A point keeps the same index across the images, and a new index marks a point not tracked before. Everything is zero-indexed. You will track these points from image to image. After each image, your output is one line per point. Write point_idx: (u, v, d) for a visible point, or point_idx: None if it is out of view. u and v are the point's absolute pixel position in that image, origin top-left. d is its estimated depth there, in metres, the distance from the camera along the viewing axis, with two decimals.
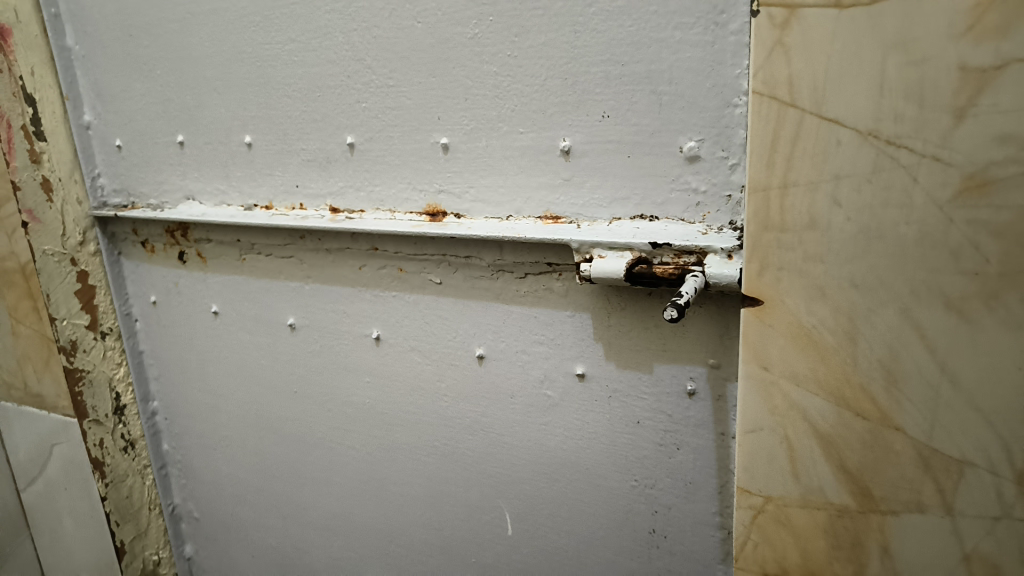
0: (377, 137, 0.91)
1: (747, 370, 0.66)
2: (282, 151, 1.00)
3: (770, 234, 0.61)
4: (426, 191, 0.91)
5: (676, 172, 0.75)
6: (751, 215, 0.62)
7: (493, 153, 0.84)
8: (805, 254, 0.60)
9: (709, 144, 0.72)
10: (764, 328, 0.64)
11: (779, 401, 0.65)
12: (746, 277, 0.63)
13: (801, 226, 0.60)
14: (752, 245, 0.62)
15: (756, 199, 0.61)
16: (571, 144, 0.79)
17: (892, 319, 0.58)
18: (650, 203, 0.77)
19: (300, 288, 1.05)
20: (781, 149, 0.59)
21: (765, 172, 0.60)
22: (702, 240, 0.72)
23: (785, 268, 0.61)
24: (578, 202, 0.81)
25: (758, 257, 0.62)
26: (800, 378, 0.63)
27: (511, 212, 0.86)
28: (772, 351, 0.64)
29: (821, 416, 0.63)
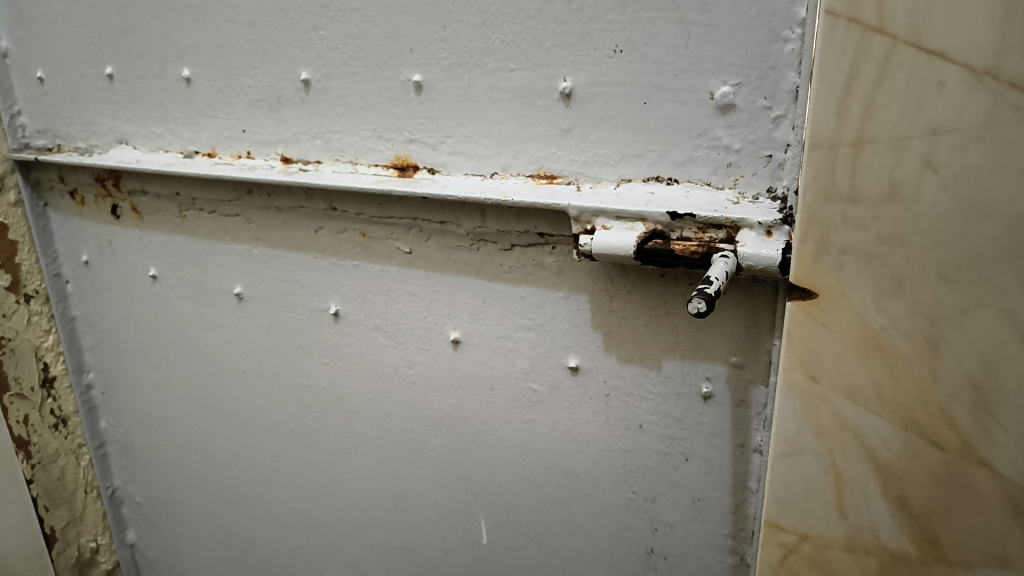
0: (336, 74, 0.75)
1: (787, 380, 0.52)
2: (226, 88, 0.84)
3: (833, 207, 0.47)
4: (394, 140, 0.75)
5: (704, 124, 0.60)
6: (809, 181, 0.47)
7: (476, 95, 0.69)
8: (879, 234, 0.45)
9: (748, 90, 0.57)
10: (815, 328, 0.49)
11: (828, 420, 0.50)
12: (796, 261, 0.49)
13: (876, 197, 0.45)
14: (807, 221, 0.48)
15: (818, 159, 0.46)
16: (573, 87, 0.64)
17: (992, 324, 0.44)
18: (670, 162, 0.62)
19: (248, 253, 0.90)
20: (859, 93, 0.44)
21: (833, 122, 0.45)
22: (735, 211, 0.58)
23: (850, 251, 0.47)
24: (579, 158, 0.66)
25: (815, 236, 0.48)
26: (858, 395, 0.49)
27: (496, 169, 0.71)
28: (823, 358, 0.50)
29: (881, 443, 0.49)
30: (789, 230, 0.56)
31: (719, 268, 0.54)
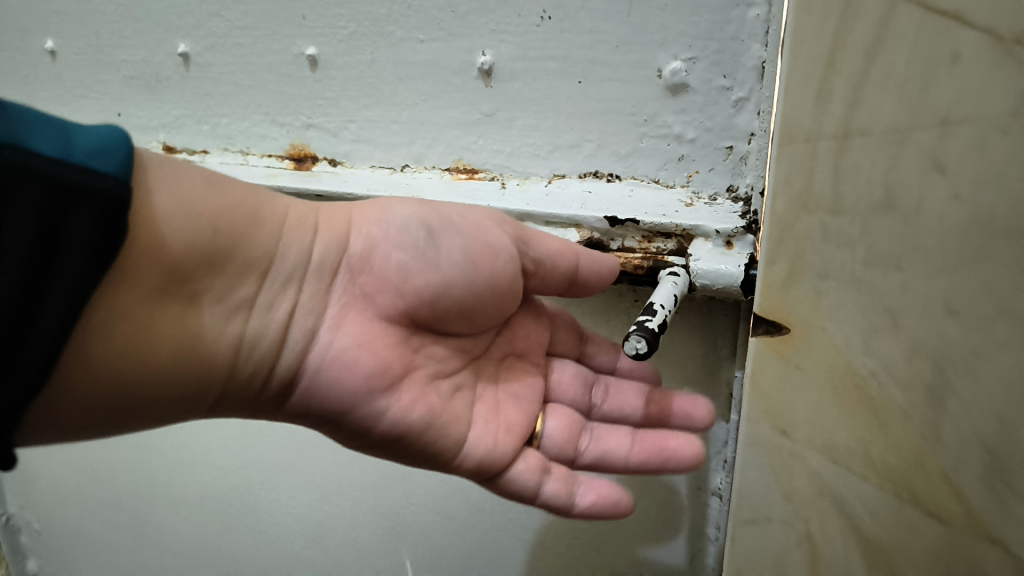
0: (218, 45, 0.63)
1: (753, 432, 0.42)
2: (95, 62, 0.70)
3: (812, 219, 0.37)
4: (289, 125, 0.63)
5: (651, 108, 0.49)
6: (780, 185, 0.38)
7: (382, 72, 0.57)
8: (868, 254, 0.36)
9: (704, 66, 0.46)
10: (788, 370, 0.40)
11: (802, 483, 0.41)
12: (765, 285, 0.40)
13: (866, 206, 0.35)
14: (778, 235, 0.39)
15: (793, 157, 0.37)
16: (494, 62, 0.52)
17: (1015, 371, 0.33)
18: (610, 154, 0.51)
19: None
20: (846, 70, 0.34)
21: (812, 109, 0.36)
22: (686, 216, 0.47)
23: (831, 276, 0.37)
24: (503, 149, 0.55)
25: (788, 255, 0.38)
26: (839, 454, 0.39)
27: (408, 160, 0.59)
28: (796, 404, 0.40)
29: (867, 513, 0.39)
30: (753, 239, 0.45)
31: (666, 289, 0.43)
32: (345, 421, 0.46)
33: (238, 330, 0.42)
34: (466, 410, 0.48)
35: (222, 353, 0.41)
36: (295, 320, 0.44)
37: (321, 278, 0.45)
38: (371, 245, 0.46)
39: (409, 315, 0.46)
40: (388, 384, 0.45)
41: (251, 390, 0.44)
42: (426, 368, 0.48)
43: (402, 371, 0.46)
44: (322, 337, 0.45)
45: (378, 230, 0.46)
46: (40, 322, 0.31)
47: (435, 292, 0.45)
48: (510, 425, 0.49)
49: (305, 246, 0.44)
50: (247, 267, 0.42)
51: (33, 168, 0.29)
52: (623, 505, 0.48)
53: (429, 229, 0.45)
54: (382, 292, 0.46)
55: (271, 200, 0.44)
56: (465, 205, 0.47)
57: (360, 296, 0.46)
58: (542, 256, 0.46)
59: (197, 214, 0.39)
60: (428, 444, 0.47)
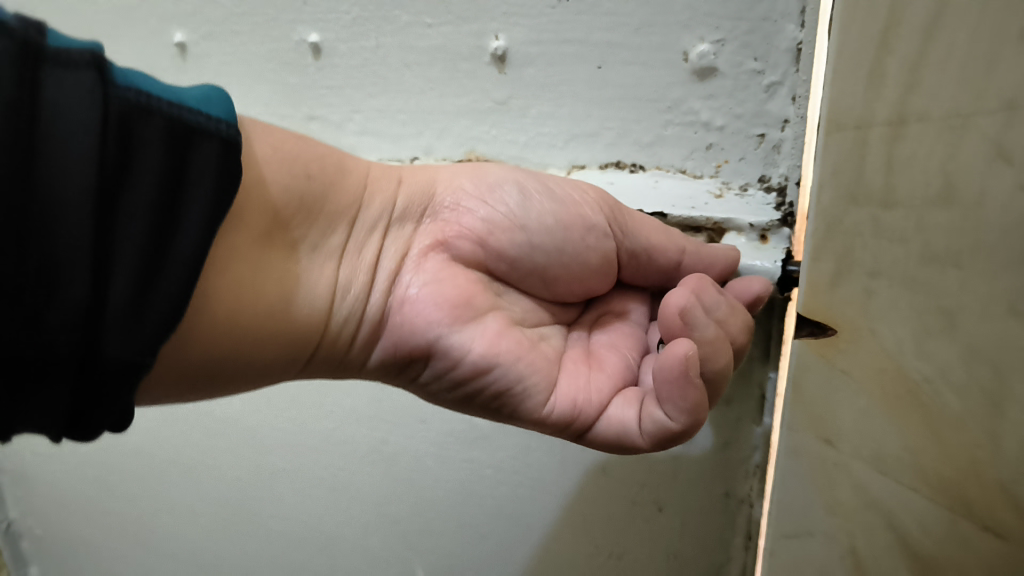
0: (215, 34, 0.60)
1: (796, 441, 0.40)
2: None
3: (864, 211, 0.35)
4: (290, 117, 0.60)
5: (676, 93, 0.46)
6: (829, 176, 0.35)
7: (388, 58, 0.54)
8: (923, 252, 0.32)
9: (733, 49, 0.43)
10: (836, 376, 0.37)
11: (847, 494, 0.38)
12: (810, 284, 0.38)
13: (922, 199, 0.32)
14: (826, 229, 0.36)
15: (840, 145, 0.34)
16: (507, 46, 0.49)
17: None
18: (633, 143, 0.48)
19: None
20: (901, 50, 0.31)
21: (863, 95, 0.33)
22: (717, 209, 0.44)
23: (881, 273, 0.34)
24: (518, 138, 0.52)
25: (835, 253, 0.36)
26: (889, 465, 0.36)
27: (416, 152, 0.56)
28: (843, 413, 0.37)
29: (917, 526, 0.35)
30: (789, 233, 0.42)
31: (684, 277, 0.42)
32: (423, 365, 0.40)
33: (328, 278, 0.39)
34: (554, 358, 0.41)
35: (314, 308, 0.38)
36: (382, 263, 0.41)
37: (404, 224, 0.42)
38: (456, 195, 0.42)
39: (490, 255, 0.41)
40: (470, 316, 0.39)
41: (339, 350, 0.40)
42: (511, 313, 0.42)
43: (482, 308, 0.40)
44: (403, 290, 0.40)
45: (471, 183, 0.42)
46: (174, 248, 0.29)
47: (521, 253, 0.41)
48: (602, 368, 0.41)
49: (387, 196, 0.41)
50: (338, 214, 0.39)
51: (156, 106, 0.28)
52: (664, 359, 0.34)
53: (523, 189, 0.42)
54: (464, 234, 0.41)
55: (352, 158, 0.42)
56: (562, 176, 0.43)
57: (441, 238, 0.41)
58: (643, 252, 0.42)
59: (291, 159, 0.37)
60: (509, 396, 0.40)
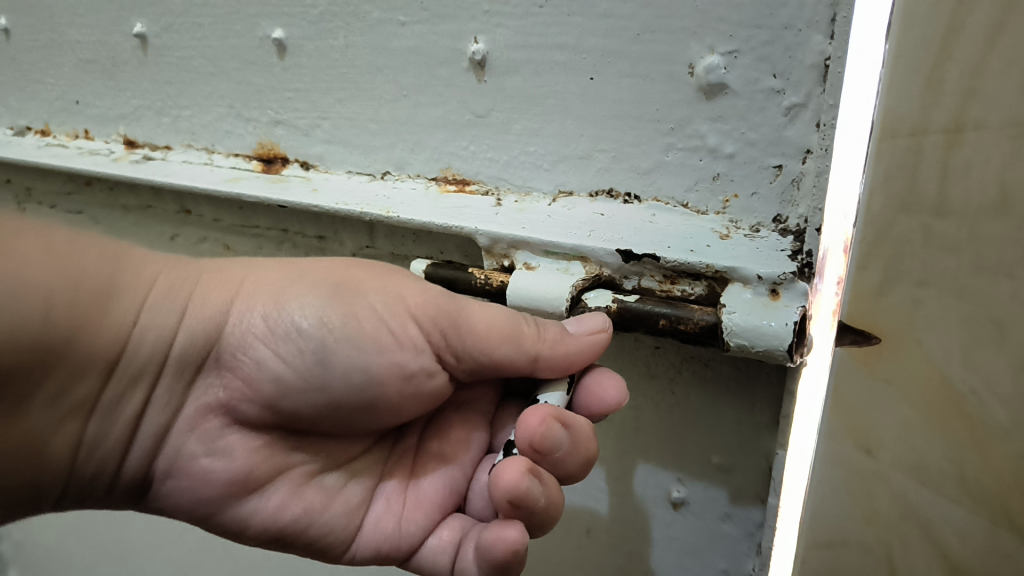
0: (177, 26, 0.54)
1: (836, 450, 0.50)
2: (52, 43, 0.62)
3: (913, 221, 0.42)
4: (255, 121, 0.54)
5: (680, 113, 0.39)
6: (880, 183, 0.41)
7: (357, 60, 0.47)
8: (972, 261, 0.41)
9: (747, 63, 0.36)
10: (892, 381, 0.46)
11: (884, 502, 0.50)
12: (857, 295, 0.44)
13: (974, 209, 0.40)
14: (873, 242, 0.43)
15: (892, 148, 0.40)
16: (487, 51, 0.43)
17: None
18: (628, 169, 0.41)
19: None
20: (960, 58, 0.38)
21: (918, 103, 0.39)
22: (720, 254, 0.37)
23: (931, 284, 0.43)
24: (499, 157, 0.45)
25: (883, 262, 0.43)
26: (929, 474, 0.47)
27: (388, 166, 0.49)
28: (882, 422, 0.48)
29: (952, 534, 0.47)
30: (807, 287, 0.35)
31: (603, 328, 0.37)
32: (210, 524, 0.46)
33: (73, 436, 0.41)
34: (360, 501, 0.47)
35: (61, 452, 0.41)
36: (148, 417, 0.43)
37: (180, 376, 0.43)
38: (243, 343, 0.42)
39: (279, 422, 0.44)
40: (254, 489, 0.45)
41: (105, 482, 0.44)
42: (306, 468, 0.46)
43: (278, 468, 0.45)
44: (178, 431, 0.44)
45: (263, 304, 0.42)
46: None
47: (315, 410, 0.43)
48: (416, 505, 0.46)
49: (166, 331, 0.41)
50: (85, 366, 0.39)
51: None
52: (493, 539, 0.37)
53: (319, 338, 0.41)
54: (248, 397, 0.43)
55: (145, 267, 0.41)
56: (384, 289, 0.41)
57: (224, 399, 0.43)
58: (489, 346, 0.39)
59: (25, 299, 0.36)
60: (307, 540, 0.46)
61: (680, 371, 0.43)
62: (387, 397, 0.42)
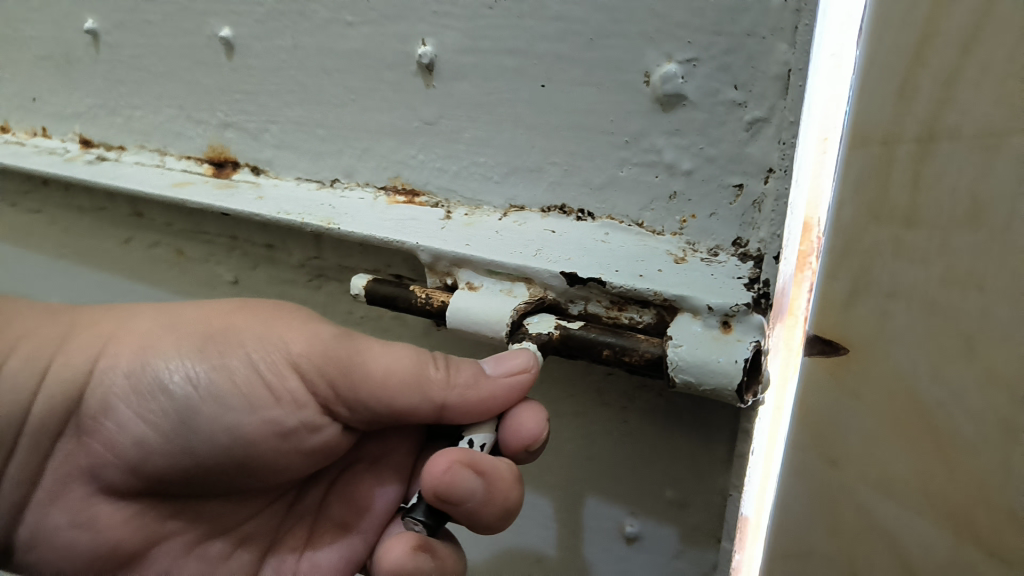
0: (128, 23, 0.52)
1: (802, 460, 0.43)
2: (9, 39, 0.60)
3: (884, 230, 0.36)
4: (205, 123, 0.51)
5: (634, 125, 0.36)
6: (850, 190, 0.37)
7: (305, 62, 0.45)
8: (944, 274, 0.34)
9: (706, 73, 0.33)
10: (843, 399, 0.40)
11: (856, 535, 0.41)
12: (824, 303, 0.40)
13: (949, 218, 0.33)
14: (841, 249, 0.38)
15: (858, 154, 0.36)
16: (434, 55, 0.40)
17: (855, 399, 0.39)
18: (581, 184, 0.38)
19: (49, 262, 0.65)
20: (934, 63, 0.32)
21: (888, 108, 0.34)
22: (669, 280, 0.33)
23: (900, 295, 0.36)
24: (448, 167, 0.42)
25: (852, 270, 0.38)
26: (896, 485, 0.38)
27: (337, 174, 0.47)
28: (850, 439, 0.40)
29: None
30: (763, 320, 0.32)
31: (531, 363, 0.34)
32: None
33: None
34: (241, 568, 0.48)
35: None
36: (10, 485, 0.45)
37: (44, 442, 0.44)
38: (104, 406, 0.43)
39: (147, 487, 0.45)
40: (126, 559, 0.46)
41: None
42: (179, 537, 0.47)
43: (152, 538, 0.47)
44: (41, 497, 0.45)
45: (127, 361, 0.43)
46: None
47: (182, 472, 0.44)
48: None
49: (31, 391, 0.43)
50: None
51: None
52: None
53: (180, 402, 0.42)
54: (112, 462, 0.44)
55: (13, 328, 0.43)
56: (257, 339, 0.41)
57: (86, 464, 0.45)
58: (388, 393, 0.38)
59: None
60: None
61: (632, 401, 0.40)
62: (258, 454, 0.43)
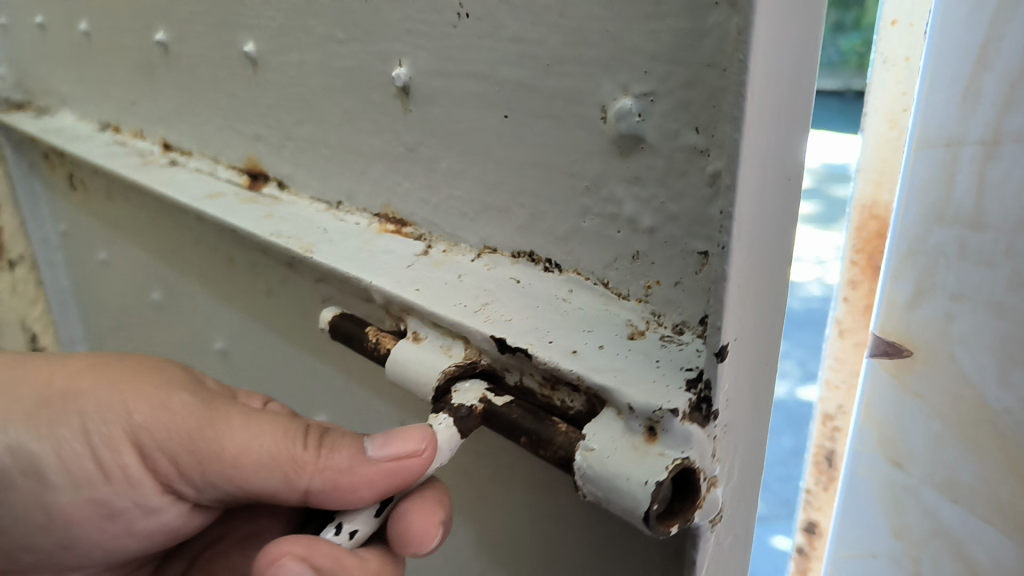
0: (186, 35, 0.53)
1: (884, 458, 0.60)
2: (115, 47, 0.65)
3: (948, 233, 0.48)
4: (243, 135, 0.52)
5: (594, 168, 0.30)
6: (918, 201, 0.51)
7: (310, 78, 0.43)
8: (1003, 281, 0.44)
9: (663, 112, 0.26)
10: (902, 399, 0.56)
11: (916, 512, 0.56)
12: (891, 304, 0.56)
13: (1004, 223, 0.43)
14: (907, 253, 0.53)
15: (931, 165, 0.49)
16: (409, 77, 0.36)
17: (938, 383, 0.51)
18: (547, 230, 0.33)
19: (151, 259, 0.71)
20: (990, 72, 0.42)
21: (954, 124, 0.46)
22: (599, 364, 0.27)
23: (960, 299, 0.48)
24: (428, 198, 0.38)
25: (918, 283, 0.52)
26: (951, 491, 0.51)
27: (340, 196, 0.44)
28: (912, 442, 0.55)
29: (980, 559, 0.50)
30: (703, 432, 0.25)
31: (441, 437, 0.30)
32: None
33: None
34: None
35: None
36: None
37: None
38: None
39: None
40: None
41: None
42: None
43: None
44: None
45: None
46: None
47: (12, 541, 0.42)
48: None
49: None
50: None
51: None
52: None
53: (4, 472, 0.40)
54: None
55: None
56: (87, 407, 0.39)
57: None
58: (242, 475, 0.35)
59: None
60: None
61: None
62: (102, 528, 0.42)
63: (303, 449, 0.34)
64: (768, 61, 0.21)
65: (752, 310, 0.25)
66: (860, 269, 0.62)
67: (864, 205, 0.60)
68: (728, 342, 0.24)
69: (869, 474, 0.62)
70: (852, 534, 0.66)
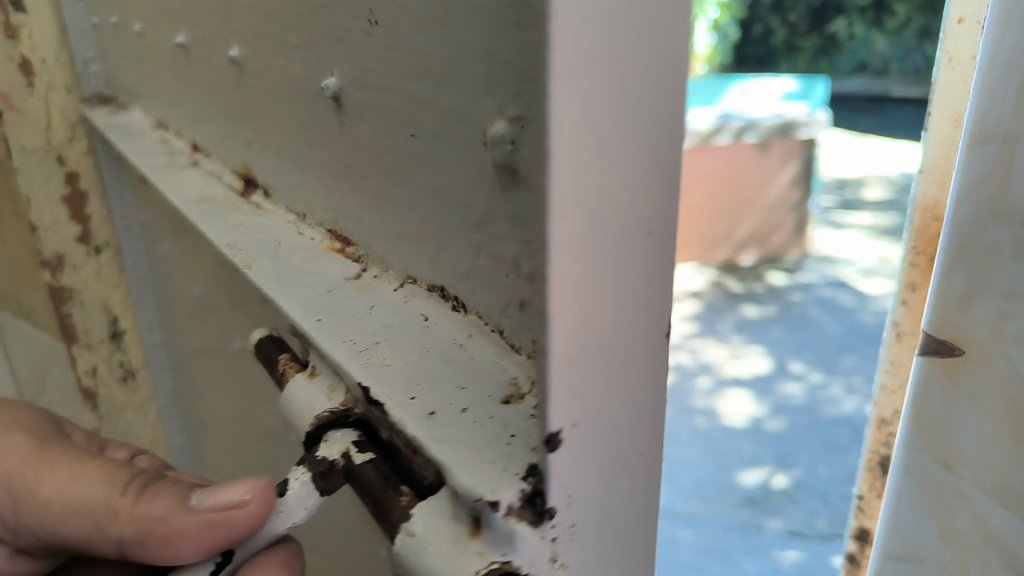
0: (199, 38, 0.53)
1: (913, 461, 0.44)
2: (160, 49, 0.66)
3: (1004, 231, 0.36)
4: (240, 140, 0.51)
5: (481, 201, 0.26)
6: (965, 191, 0.38)
7: (277, 85, 0.41)
8: None
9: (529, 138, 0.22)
10: (955, 400, 0.41)
11: (961, 523, 0.42)
12: (942, 302, 0.40)
13: None
14: (959, 246, 0.39)
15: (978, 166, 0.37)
16: (341, 87, 0.33)
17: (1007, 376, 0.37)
18: (452, 264, 0.29)
19: (171, 257, 0.71)
20: None
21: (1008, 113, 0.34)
22: (447, 434, 0.24)
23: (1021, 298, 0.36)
24: (363, 218, 0.35)
25: (970, 271, 0.38)
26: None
27: (304, 209, 0.42)
28: (962, 443, 0.41)
29: None
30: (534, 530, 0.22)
31: (295, 496, 0.28)
32: None
33: None
34: None
35: None
36: None
37: None
38: None
39: None
40: None
41: None
42: None
43: None
44: None
45: None
46: None
47: None
48: None
49: None
50: None
51: None
52: None
53: None
54: None
55: None
56: None
57: None
58: (56, 519, 0.35)
59: None
60: None
61: None
62: None
63: (120, 495, 0.33)
64: (581, 110, 0.18)
65: (592, 392, 0.21)
66: (921, 272, 0.54)
67: (925, 207, 0.53)
68: (560, 429, 0.21)
69: (890, 485, 0.47)
70: (874, 558, 0.49)
